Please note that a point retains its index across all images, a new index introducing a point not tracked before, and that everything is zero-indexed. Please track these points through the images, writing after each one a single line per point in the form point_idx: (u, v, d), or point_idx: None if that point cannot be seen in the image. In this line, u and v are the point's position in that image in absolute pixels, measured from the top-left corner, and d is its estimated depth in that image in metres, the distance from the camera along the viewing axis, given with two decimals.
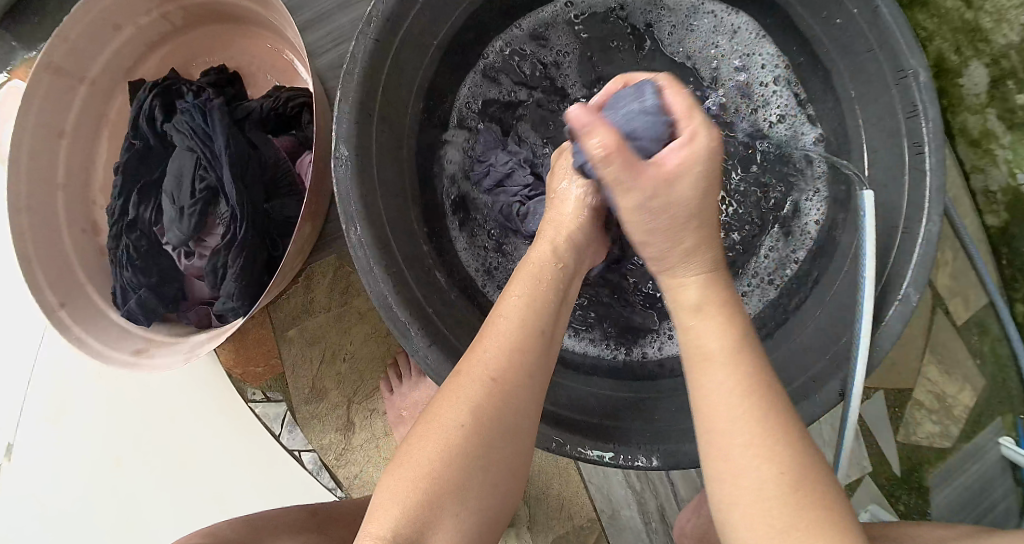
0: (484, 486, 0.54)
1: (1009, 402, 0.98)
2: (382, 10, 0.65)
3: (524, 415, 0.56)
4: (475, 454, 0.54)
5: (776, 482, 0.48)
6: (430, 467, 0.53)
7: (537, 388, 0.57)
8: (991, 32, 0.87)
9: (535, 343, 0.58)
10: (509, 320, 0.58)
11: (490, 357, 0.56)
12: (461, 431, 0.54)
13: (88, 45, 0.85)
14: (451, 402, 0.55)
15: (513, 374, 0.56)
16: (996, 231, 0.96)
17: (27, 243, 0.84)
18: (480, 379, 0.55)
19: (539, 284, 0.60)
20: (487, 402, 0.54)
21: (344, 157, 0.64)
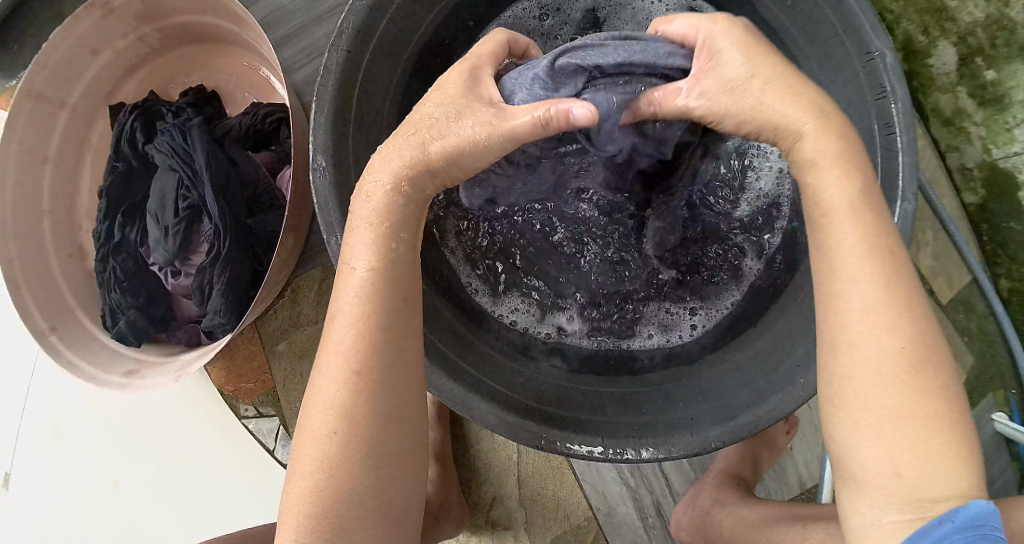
0: (380, 481, 0.54)
1: (1000, 378, 0.99)
2: (352, 22, 0.66)
3: (400, 396, 0.55)
4: (359, 452, 0.53)
5: (917, 434, 0.49)
6: (313, 481, 0.53)
7: (404, 361, 0.55)
8: (957, 10, 0.88)
9: (384, 322, 0.54)
10: (354, 304, 0.54)
11: (343, 353, 0.53)
12: (335, 434, 0.53)
13: (67, 72, 0.86)
14: (320, 406, 0.54)
15: (374, 359, 0.54)
16: (976, 208, 0.97)
17: (15, 269, 0.84)
18: (341, 377, 0.53)
19: (382, 246, 0.56)
20: (351, 398, 0.53)
21: (322, 166, 0.65)
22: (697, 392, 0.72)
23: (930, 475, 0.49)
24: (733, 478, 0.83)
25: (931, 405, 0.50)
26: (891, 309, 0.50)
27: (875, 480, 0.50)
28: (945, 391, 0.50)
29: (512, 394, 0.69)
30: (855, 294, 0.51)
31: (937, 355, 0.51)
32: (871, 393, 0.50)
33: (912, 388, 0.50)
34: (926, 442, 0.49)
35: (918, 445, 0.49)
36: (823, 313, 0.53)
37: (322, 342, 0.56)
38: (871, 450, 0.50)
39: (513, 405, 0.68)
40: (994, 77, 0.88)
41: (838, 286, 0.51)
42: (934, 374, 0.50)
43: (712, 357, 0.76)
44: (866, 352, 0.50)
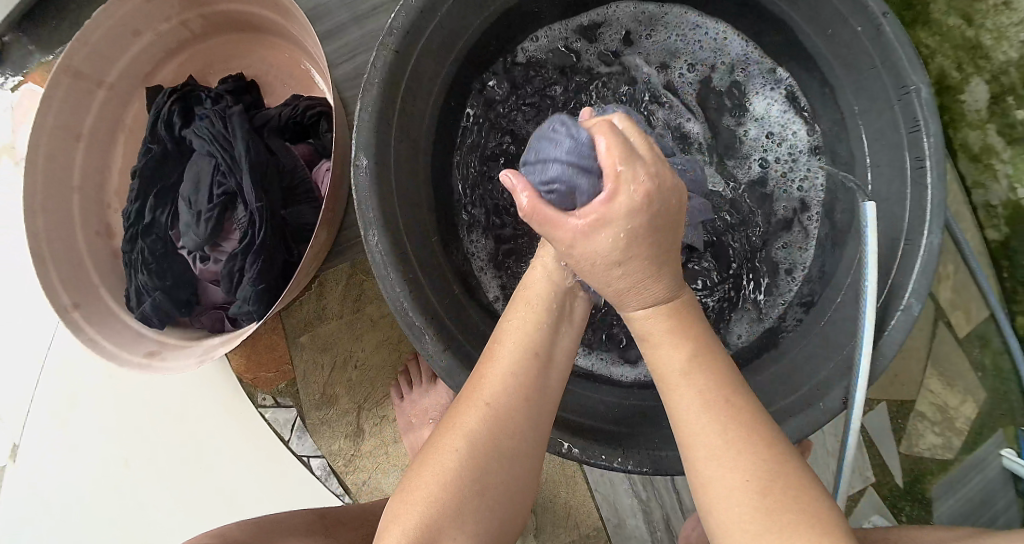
0: (484, 504, 0.57)
1: (1010, 414, 1.00)
2: (402, 22, 0.66)
3: (526, 442, 0.58)
4: (471, 476, 0.56)
5: (762, 518, 0.50)
6: (431, 497, 0.56)
7: (536, 416, 0.58)
8: (991, 49, 0.90)
9: (527, 371, 0.58)
10: (506, 351, 0.59)
11: (485, 388, 0.57)
12: (461, 459, 0.56)
13: (108, 51, 0.87)
14: (453, 431, 0.57)
15: (509, 400, 0.57)
16: (997, 245, 0.98)
17: (43, 244, 0.85)
18: (475, 407, 0.57)
19: (535, 309, 0.61)
20: (485, 432, 0.56)
21: (364, 164, 0.65)
22: None
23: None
24: None
25: (781, 489, 0.51)
26: (703, 405, 0.54)
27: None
28: (774, 468, 0.52)
29: None
30: (682, 386, 0.55)
31: (775, 446, 0.53)
32: (700, 442, 0.53)
33: (714, 433, 0.53)
34: (778, 518, 0.50)
35: (785, 533, 0.50)
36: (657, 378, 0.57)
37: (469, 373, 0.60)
38: (738, 530, 0.51)
39: None
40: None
41: (665, 377, 0.56)
42: (783, 465, 0.52)
43: None
44: (701, 450, 0.53)
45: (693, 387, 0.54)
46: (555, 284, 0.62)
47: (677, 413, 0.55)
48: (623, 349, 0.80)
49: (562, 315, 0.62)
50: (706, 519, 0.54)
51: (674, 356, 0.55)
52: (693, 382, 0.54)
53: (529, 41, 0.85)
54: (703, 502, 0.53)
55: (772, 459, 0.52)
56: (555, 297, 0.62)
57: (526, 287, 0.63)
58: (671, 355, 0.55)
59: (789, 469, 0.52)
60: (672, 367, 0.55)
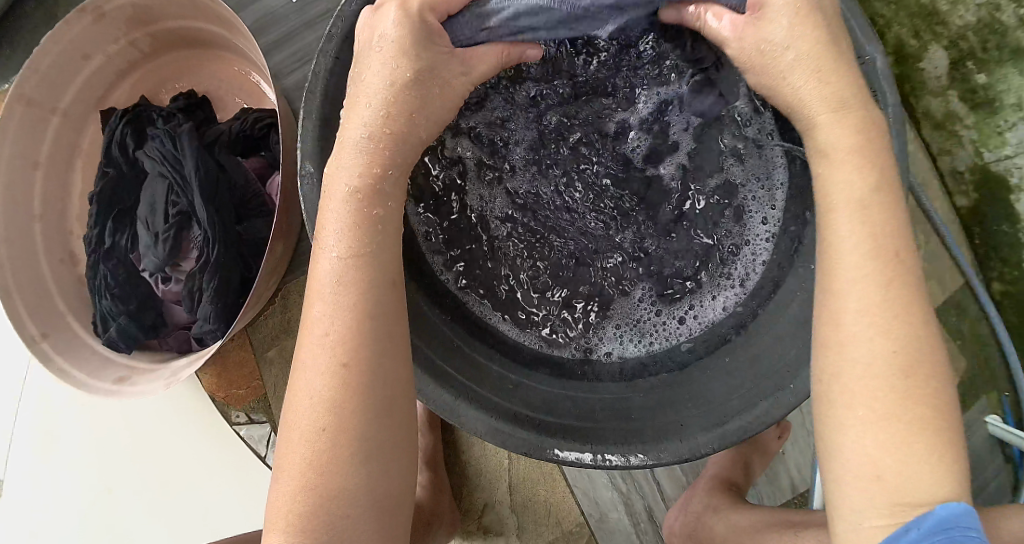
0: (371, 476, 0.53)
1: (993, 381, 0.99)
2: (341, 28, 0.66)
3: (382, 393, 0.53)
4: (342, 449, 0.52)
5: (903, 423, 0.47)
6: (305, 478, 0.52)
7: (394, 365, 0.54)
8: (948, 14, 0.88)
9: (359, 310, 0.53)
10: (332, 302, 0.53)
11: (326, 353, 0.53)
12: (324, 428, 0.52)
13: (58, 75, 0.86)
14: (305, 399, 0.53)
15: (351, 349, 0.53)
16: (967, 212, 0.97)
17: (6, 275, 0.84)
18: (328, 370, 0.52)
19: (359, 244, 0.54)
20: (339, 391, 0.52)
21: (310, 174, 0.65)
22: (686, 398, 0.72)
23: (916, 466, 0.46)
24: (725, 484, 0.83)
25: (929, 399, 0.47)
26: (885, 293, 0.48)
27: (858, 469, 0.48)
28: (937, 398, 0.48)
29: (502, 401, 0.70)
30: (846, 296, 0.49)
31: (931, 354, 0.48)
32: (853, 373, 0.48)
33: (882, 355, 0.48)
34: (910, 434, 0.47)
35: (915, 437, 0.47)
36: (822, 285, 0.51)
37: (305, 332, 0.55)
38: (875, 429, 0.47)
39: (502, 412, 0.68)
40: (985, 81, 0.89)
41: (833, 285, 0.50)
42: (935, 384, 0.48)
43: (702, 364, 0.75)
44: (867, 326, 0.48)
45: (869, 244, 0.49)
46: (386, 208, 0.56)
47: (829, 262, 0.51)
48: (596, 337, 0.79)
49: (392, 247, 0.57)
50: (828, 401, 0.50)
51: (860, 264, 0.49)
52: (869, 243, 0.49)
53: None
54: (861, 440, 0.48)
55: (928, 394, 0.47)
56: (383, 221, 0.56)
57: (320, 237, 0.56)
58: (851, 229, 0.50)
59: (934, 364, 0.48)
60: (847, 231, 0.50)
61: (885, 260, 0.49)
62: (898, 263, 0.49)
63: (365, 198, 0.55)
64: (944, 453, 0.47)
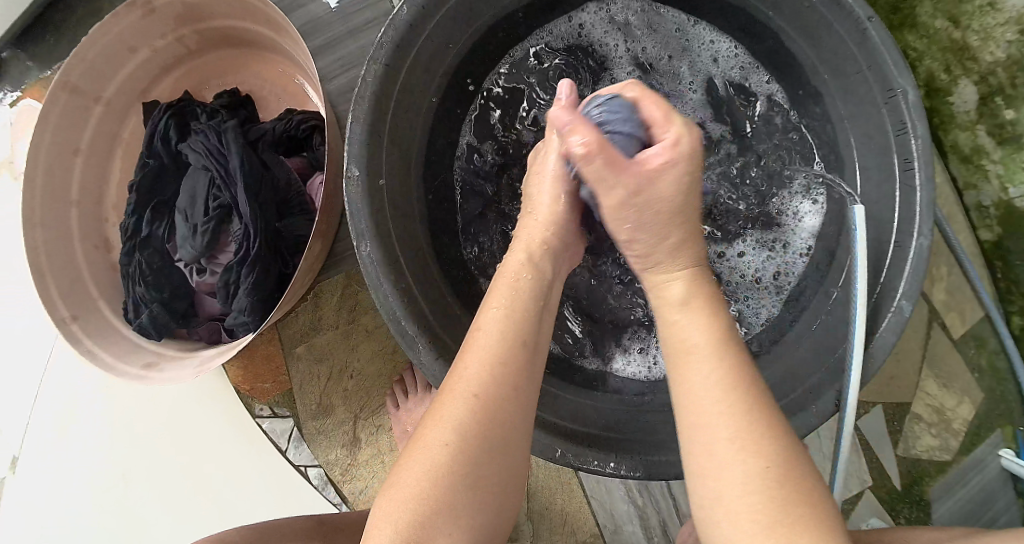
0: (475, 501, 0.55)
1: (1008, 415, 1.00)
2: (391, 36, 0.67)
3: (512, 432, 0.58)
4: (465, 467, 0.55)
5: (775, 506, 0.50)
6: (420, 488, 0.54)
7: (526, 406, 0.59)
8: (979, 50, 0.89)
9: (514, 346, 0.60)
10: (490, 340, 0.59)
11: (474, 380, 0.57)
12: (451, 446, 0.55)
13: (105, 66, 0.88)
14: (440, 420, 0.56)
15: (498, 380, 0.57)
16: (990, 245, 0.98)
17: (42, 258, 0.86)
18: (464, 397, 0.56)
19: (515, 297, 0.62)
20: (475, 417, 0.56)
21: (355, 175, 0.66)
22: None
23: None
24: None
25: (742, 481, 0.51)
26: (720, 376, 0.55)
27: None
28: (742, 474, 0.51)
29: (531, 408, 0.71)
30: (691, 365, 0.56)
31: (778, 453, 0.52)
32: (701, 446, 0.54)
33: (717, 430, 0.53)
34: (784, 510, 0.50)
35: (767, 516, 0.50)
36: (673, 366, 0.58)
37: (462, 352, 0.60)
38: (742, 518, 0.51)
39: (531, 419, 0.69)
40: (1013, 117, 0.90)
41: (684, 356, 0.57)
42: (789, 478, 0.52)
43: None
44: (708, 426, 0.54)
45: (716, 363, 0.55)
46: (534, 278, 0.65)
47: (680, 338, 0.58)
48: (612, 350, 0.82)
49: (540, 314, 0.64)
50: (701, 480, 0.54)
51: (698, 353, 0.56)
52: (721, 378, 0.54)
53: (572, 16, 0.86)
54: (716, 514, 0.53)
55: (736, 472, 0.52)
56: (531, 294, 0.64)
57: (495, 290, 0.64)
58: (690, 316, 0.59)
59: (780, 448, 0.53)
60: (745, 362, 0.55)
61: (714, 347, 0.56)
62: (751, 381, 0.55)
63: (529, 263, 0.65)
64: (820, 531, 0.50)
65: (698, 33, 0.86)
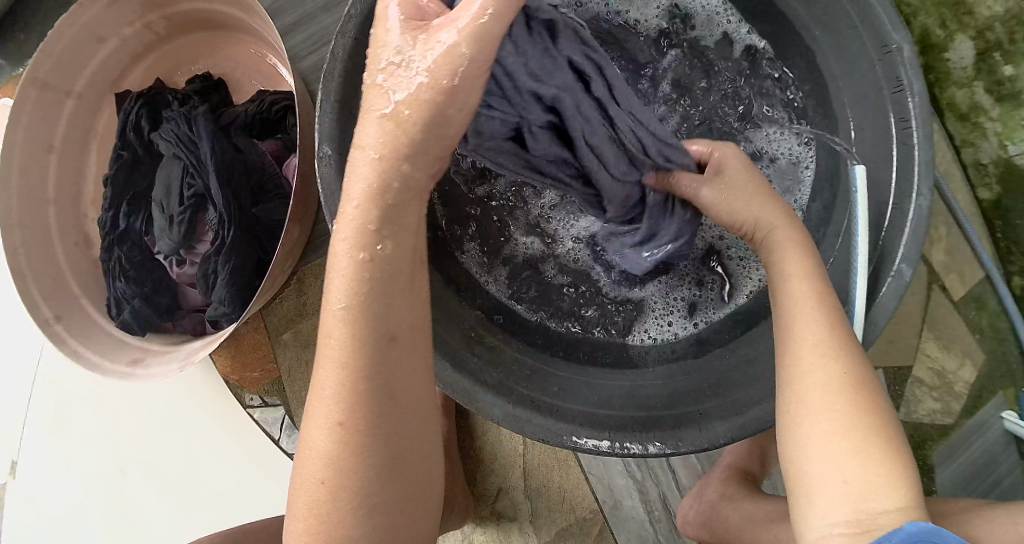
0: (380, 517, 0.54)
1: (1010, 376, 0.98)
2: (360, 9, 0.65)
3: (397, 440, 0.53)
4: (352, 493, 0.53)
5: (863, 448, 0.54)
6: (317, 515, 0.54)
7: (406, 407, 0.53)
8: (975, 3, 0.87)
9: (357, 332, 0.50)
10: (343, 350, 0.51)
11: (335, 401, 0.51)
12: (330, 474, 0.52)
13: (73, 58, 0.85)
14: (311, 444, 0.53)
15: (355, 385, 0.51)
16: (990, 204, 0.96)
17: (21, 258, 0.84)
18: (330, 425, 0.52)
19: (363, 278, 0.50)
20: (343, 442, 0.52)
21: (328, 157, 0.64)
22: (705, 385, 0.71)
23: (874, 484, 0.52)
24: (741, 473, 0.82)
25: (858, 425, 0.55)
26: (840, 338, 0.58)
27: (825, 478, 0.54)
28: (881, 428, 0.55)
29: (521, 387, 0.69)
30: (803, 331, 0.58)
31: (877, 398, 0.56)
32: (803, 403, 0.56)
33: (830, 382, 0.56)
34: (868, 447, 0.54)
35: (874, 456, 0.53)
36: (782, 334, 0.60)
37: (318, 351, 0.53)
38: (836, 460, 0.54)
39: (520, 399, 0.68)
40: (1012, 73, 0.88)
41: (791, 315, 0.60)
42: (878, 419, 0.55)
43: (721, 351, 0.74)
44: (824, 382, 0.56)
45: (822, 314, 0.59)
46: (388, 247, 0.51)
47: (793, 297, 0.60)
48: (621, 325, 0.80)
49: (412, 269, 0.53)
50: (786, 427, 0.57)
51: (811, 316, 0.59)
52: (837, 364, 0.56)
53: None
54: (820, 462, 0.54)
55: (875, 420, 0.55)
56: (388, 261, 0.51)
57: (332, 268, 0.52)
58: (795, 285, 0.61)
59: (874, 397, 0.56)
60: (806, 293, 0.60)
61: (830, 309, 0.59)
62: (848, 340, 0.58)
63: (367, 213, 0.50)
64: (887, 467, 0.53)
65: (713, 7, 0.83)
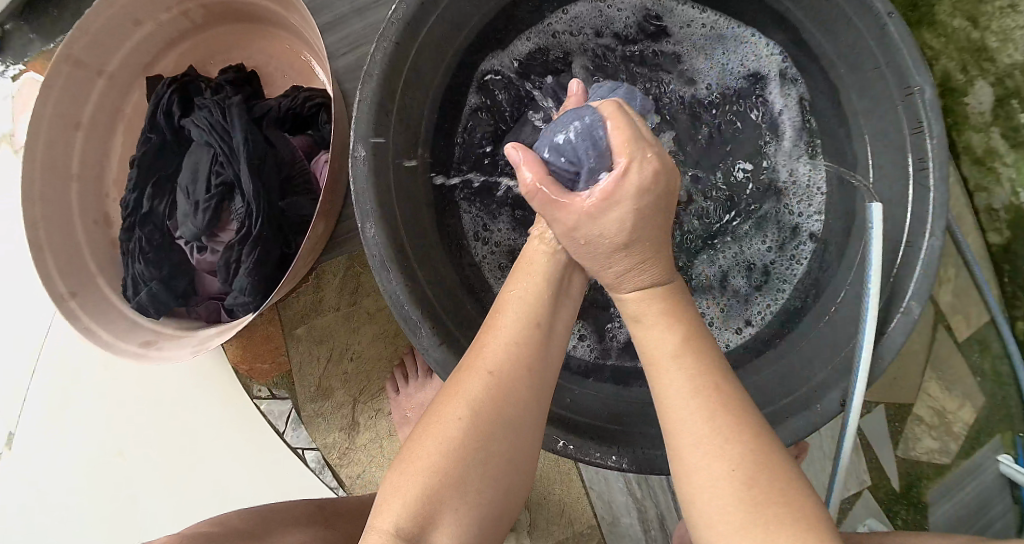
0: (487, 475, 0.55)
1: (1010, 419, 0.99)
2: (402, 15, 0.66)
3: (527, 407, 0.57)
4: (474, 443, 0.55)
5: (742, 496, 0.51)
6: (429, 460, 0.54)
7: (545, 381, 0.58)
8: (997, 51, 0.89)
9: (535, 343, 0.58)
10: (505, 316, 0.59)
11: (489, 352, 0.57)
12: (461, 420, 0.55)
13: (108, 39, 0.86)
14: (451, 395, 0.56)
15: (520, 378, 0.57)
16: (998, 248, 0.97)
17: (40, 233, 0.84)
18: (479, 376, 0.56)
19: (537, 285, 0.61)
20: (485, 393, 0.55)
21: (362, 156, 0.65)
22: None
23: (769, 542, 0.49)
24: None
25: (733, 470, 0.51)
26: (693, 382, 0.54)
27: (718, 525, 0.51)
28: (742, 463, 0.51)
29: None
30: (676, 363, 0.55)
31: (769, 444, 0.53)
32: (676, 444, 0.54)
33: (692, 428, 0.53)
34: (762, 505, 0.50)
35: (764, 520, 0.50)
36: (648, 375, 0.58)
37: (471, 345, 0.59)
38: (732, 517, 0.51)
39: None
40: None
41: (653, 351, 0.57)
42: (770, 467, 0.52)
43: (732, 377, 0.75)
44: (682, 421, 0.54)
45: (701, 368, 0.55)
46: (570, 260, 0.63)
47: (698, 330, 0.57)
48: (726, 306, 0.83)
49: (564, 287, 0.63)
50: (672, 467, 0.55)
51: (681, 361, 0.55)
52: (698, 415, 0.53)
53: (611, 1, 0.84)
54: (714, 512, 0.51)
55: (785, 486, 0.51)
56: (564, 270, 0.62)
57: (527, 261, 0.63)
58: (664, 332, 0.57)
59: (762, 450, 0.52)
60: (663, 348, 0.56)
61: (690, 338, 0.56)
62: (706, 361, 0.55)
63: (557, 244, 0.63)
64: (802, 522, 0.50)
65: (724, 28, 0.84)
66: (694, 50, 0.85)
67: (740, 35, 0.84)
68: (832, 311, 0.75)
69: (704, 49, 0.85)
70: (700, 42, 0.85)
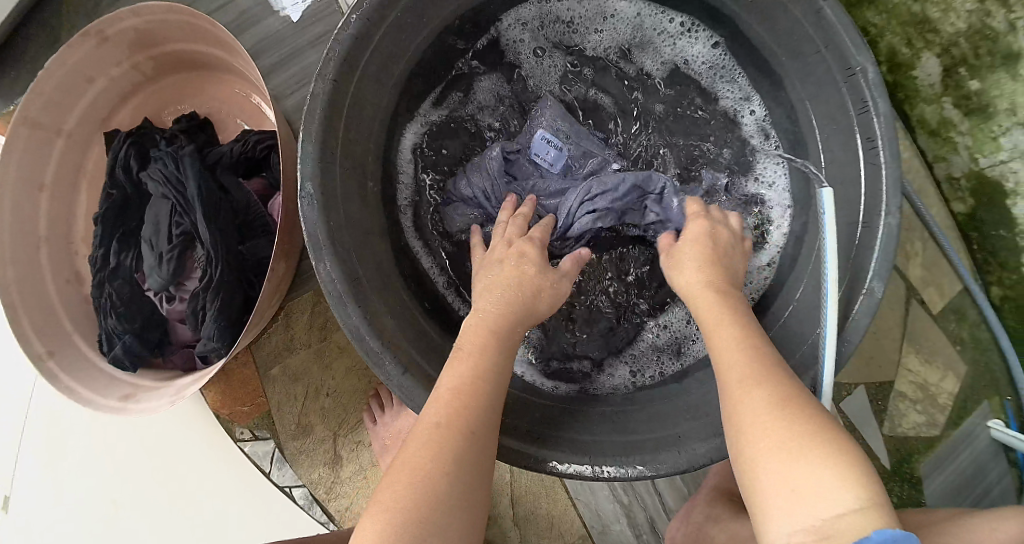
0: (461, 532, 0.54)
1: (995, 385, 0.99)
2: (338, 50, 0.66)
3: (488, 458, 0.57)
4: (445, 500, 0.53)
5: (791, 450, 0.51)
6: (403, 522, 0.52)
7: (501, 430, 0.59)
8: (939, 22, 0.88)
9: (492, 383, 0.60)
10: (464, 372, 0.60)
11: (453, 406, 0.57)
12: (434, 476, 0.54)
13: (63, 99, 0.88)
14: (419, 451, 0.55)
15: (484, 421, 0.58)
16: (964, 217, 0.97)
17: (14, 295, 0.86)
18: (447, 430, 0.56)
19: (491, 340, 0.62)
20: (456, 446, 0.55)
21: (309, 194, 0.66)
22: (683, 409, 0.72)
23: (819, 486, 0.49)
24: (726, 494, 0.83)
25: (792, 425, 0.53)
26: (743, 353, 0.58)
27: (770, 488, 0.51)
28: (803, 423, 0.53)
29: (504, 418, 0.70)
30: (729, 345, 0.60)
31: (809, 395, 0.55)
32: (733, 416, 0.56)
33: (750, 395, 0.56)
34: (804, 456, 0.51)
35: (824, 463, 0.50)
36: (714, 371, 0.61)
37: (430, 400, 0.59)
38: (786, 469, 0.51)
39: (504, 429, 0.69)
40: (978, 87, 0.89)
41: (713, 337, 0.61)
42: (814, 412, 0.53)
43: (701, 375, 0.76)
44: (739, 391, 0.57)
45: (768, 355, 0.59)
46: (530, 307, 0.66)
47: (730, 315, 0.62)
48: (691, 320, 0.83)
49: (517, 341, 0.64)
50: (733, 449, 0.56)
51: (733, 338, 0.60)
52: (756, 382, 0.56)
53: (549, 3, 0.85)
54: (775, 470, 0.51)
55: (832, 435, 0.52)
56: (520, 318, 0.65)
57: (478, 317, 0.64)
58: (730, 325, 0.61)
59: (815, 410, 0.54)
60: (728, 325, 0.61)
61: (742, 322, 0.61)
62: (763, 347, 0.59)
63: (509, 296, 0.65)
64: (844, 465, 0.50)
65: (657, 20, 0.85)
66: (631, 44, 0.86)
67: (675, 25, 0.85)
68: (795, 300, 0.76)
69: (642, 40, 0.86)
70: (637, 36, 0.86)
